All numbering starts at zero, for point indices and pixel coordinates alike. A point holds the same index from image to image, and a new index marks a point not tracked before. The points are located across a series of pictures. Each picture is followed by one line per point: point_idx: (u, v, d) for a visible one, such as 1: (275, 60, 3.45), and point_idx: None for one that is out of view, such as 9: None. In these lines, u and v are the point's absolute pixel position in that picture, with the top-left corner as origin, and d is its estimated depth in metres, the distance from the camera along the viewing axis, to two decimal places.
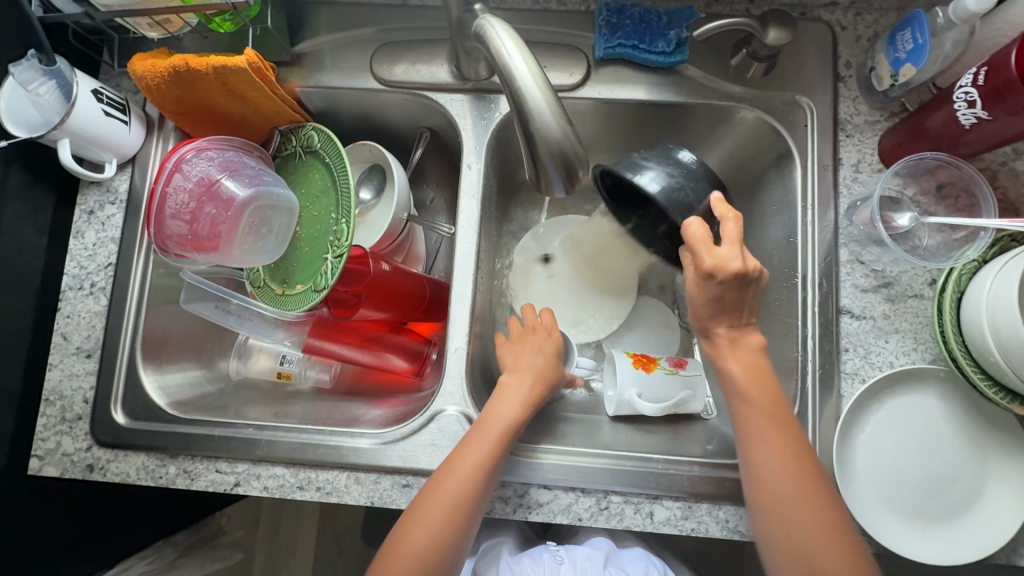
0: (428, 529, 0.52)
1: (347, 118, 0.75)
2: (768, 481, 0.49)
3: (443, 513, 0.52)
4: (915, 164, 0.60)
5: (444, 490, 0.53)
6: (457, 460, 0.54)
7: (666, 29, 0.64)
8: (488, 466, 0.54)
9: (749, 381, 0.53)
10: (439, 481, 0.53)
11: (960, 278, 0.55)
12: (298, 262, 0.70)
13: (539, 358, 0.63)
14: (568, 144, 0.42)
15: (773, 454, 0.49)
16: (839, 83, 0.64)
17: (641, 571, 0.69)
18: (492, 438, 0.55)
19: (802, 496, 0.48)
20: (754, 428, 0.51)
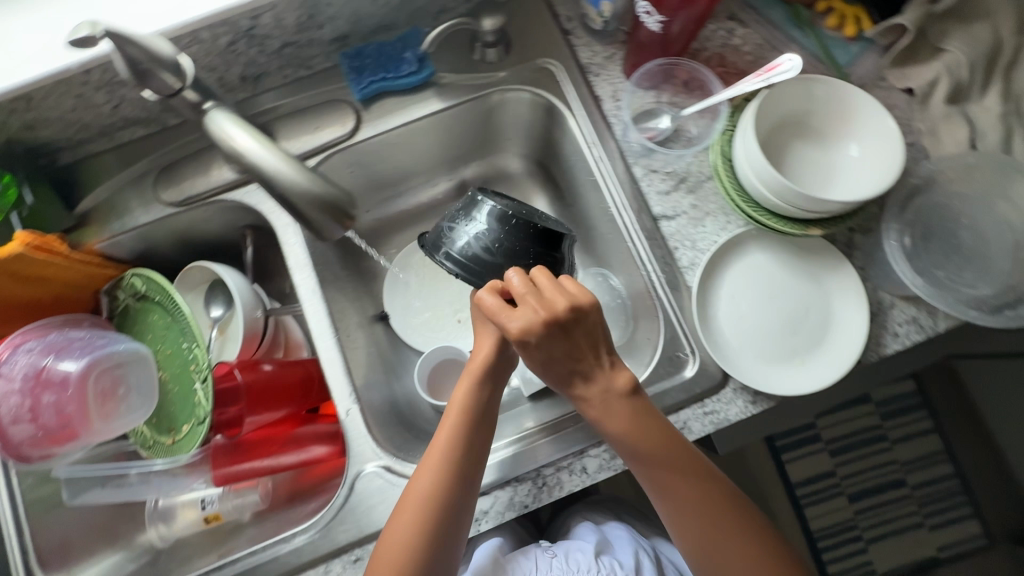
0: (401, 553, 0.51)
1: (166, 250, 0.75)
2: (703, 511, 0.53)
3: (410, 535, 0.51)
4: (650, 74, 0.68)
5: (399, 528, 0.52)
6: (412, 491, 0.54)
7: (403, 54, 0.69)
8: (448, 478, 0.53)
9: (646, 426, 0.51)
10: (402, 507, 0.53)
11: (723, 148, 0.62)
12: (177, 403, 0.70)
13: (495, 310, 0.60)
14: (325, 192, 0.46)
15: (685, 475, 0.53)
16: (569, 35, 0.71)
17: (632, 556, 0.82)
18: (443, 459, 0.54)
19: (673, 474, 0.53)
20: (672, 478, 0.53)
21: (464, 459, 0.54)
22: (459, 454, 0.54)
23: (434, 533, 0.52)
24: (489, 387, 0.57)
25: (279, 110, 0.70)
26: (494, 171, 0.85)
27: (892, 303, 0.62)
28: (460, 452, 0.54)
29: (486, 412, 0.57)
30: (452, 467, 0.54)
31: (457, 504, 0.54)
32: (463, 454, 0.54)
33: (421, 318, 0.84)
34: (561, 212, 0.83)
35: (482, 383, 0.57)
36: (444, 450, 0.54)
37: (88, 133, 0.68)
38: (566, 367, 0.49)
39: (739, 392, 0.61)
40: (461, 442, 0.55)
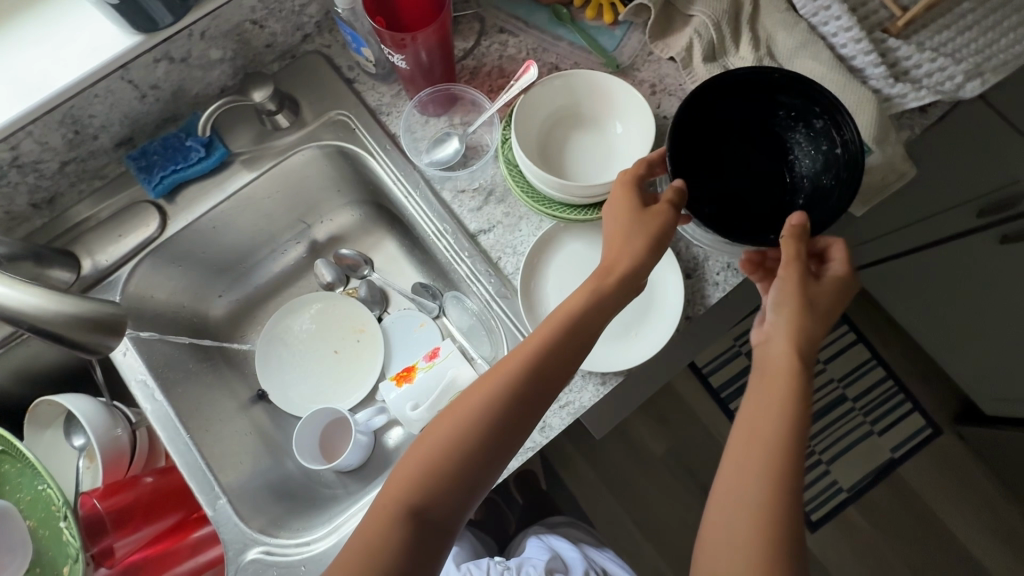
0: (411, 479, 0.49)
1: (8, 393, 0.73)
2: (742, 486, 0.46)
3: (430, 463, 0.49)
4: (431, 100, 0.70)
5: (419, 453, 0.50)
6: (445, 423, 0.51)
7: (188, 142, 0.69)
8: (491, 420, 0.50)
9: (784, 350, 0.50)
10: (436, 429, 0.51)
11: (505, 156, 0.66)
12: (52, 547, 0.67)
13: (632, 237, 0.54)
14: (84, 311, 0.47)
15: (767, 425, 0.48)
16: (354, 84, 0.73)
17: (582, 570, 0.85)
18: (486, 402, 0.50)
19: (749, 423, 0.49)
20: (752, 423, 0.49)
21: (511, 419, 0.50)
22: (513, 402, 0.50)
23: (450, 473, 0.49)
24: (569, 351, 0.52)
25: (83, 224, 0.70)
26: (338, 224, 0.88)
27: (704, 256, 0.66)
28: (512, 400, 0.50)
29: (559, 374, 0.52)
30: (499, 412, 0.50)
31: (487, 455, 0.50)
32: (513, 405, 0.50)
33: (296, 387, 0.83)
34: (409, 245, 0.86)
35: (566, 334, 0.52)
36: (496, 396, 0.50)
37: None
38: (819, 304, 0.52)
39: (585, 378, 0.63)
40: (513, 404, 0.50)
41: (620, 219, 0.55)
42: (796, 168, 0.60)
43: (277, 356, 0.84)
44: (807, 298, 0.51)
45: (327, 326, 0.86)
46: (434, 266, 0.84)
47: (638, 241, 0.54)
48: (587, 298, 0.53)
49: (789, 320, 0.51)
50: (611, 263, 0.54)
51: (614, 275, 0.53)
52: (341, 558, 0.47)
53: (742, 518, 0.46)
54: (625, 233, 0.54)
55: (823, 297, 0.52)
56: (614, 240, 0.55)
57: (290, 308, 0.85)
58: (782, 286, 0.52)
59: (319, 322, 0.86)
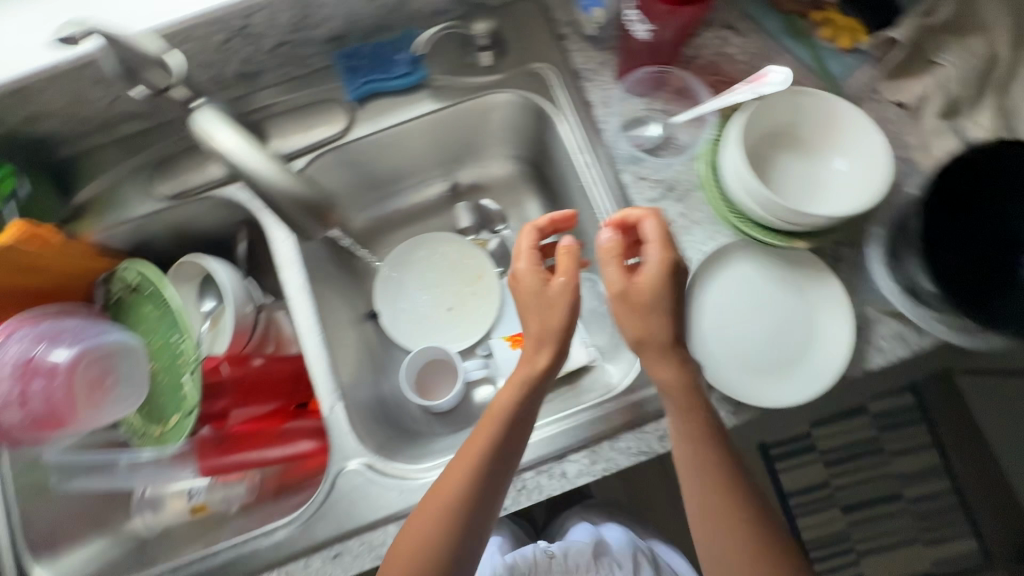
0: (418, 547, 0.51)
1: (160, 243, 0.76)
2: (710, 512, 0.54)
3: (435, 528, 0.51)
4: (643, 80, 0.69)
5: (410, 537, 0.52)
6: (409, 531, 0.52)
7: (397, 55, 0.69)
8: (479, 478, 0.52)
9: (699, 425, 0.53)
10: (433, 497, 0.53)
11: (709, 157, 0.62)
12: (167, 394, 0.71)
13: (649, 283, 0.52)
14: (308, 194, 0.48)
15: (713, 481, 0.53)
16: (563, 41, 0.71)
17: (631, 557, 0.83)
18: (461, 481, 0.52)
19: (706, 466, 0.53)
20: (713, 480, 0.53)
21: (494, 466, 0.53)
22: (494, 460, 0.53)
23: (442, 547, 0.51)
24: (514, 416, 0.54)
25: (274, 107, 0.71)
26: (487, 174, 0.87)
27: (877, 317, 0.62)
28: (497, 455, 0.53)
29: (520, 427, 0.54)
30: (483, 471, 0.52)
31: (475, 511, 0.52)
32: (498, 458, 0.53)
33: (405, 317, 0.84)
34: (552, 215, 0.85)
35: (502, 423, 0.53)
36: (479, 455, 0.52)
37: (89, 126, 0.70)
38: (654, 303, 0.52)
39: (719, 402, 0.61)
40: (486, 461, 0.53)
41: (568, 275, 0.55)
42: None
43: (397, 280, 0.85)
44: (670, 374, 0.52)
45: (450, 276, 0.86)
46: None
47: (616, 262, 0.54)
48: (548, 354, 0.55)
49: (675, 387, 0.52)
50: (543, 335, 0.54)
51: (541, 352, 0.54)
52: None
53: (710, 529, 0.53)
54: (530, 308, 0.55)
55: (640, 300, 0.52)
56: (542, 318, 0.54)
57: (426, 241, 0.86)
58: (628, 316, 0.53)
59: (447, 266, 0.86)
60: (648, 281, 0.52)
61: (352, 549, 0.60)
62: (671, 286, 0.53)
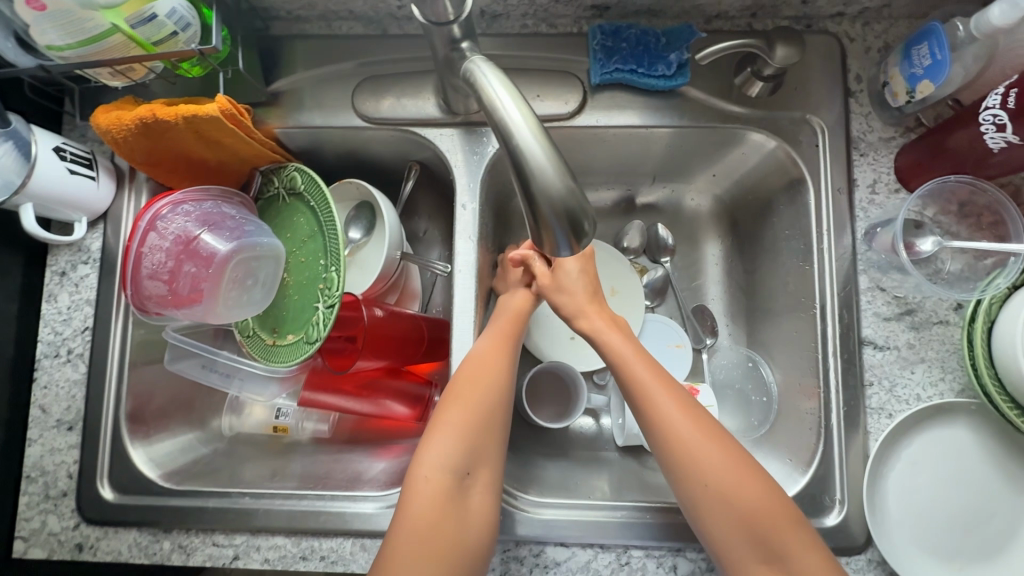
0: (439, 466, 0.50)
1: (331, 155, 0.71)
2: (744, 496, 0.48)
3: (449, 447, 0.51)
4: (938, 186, 0.56)
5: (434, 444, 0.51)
6: (433, 434, 0.52)
7: (665, 51, 0.59)
8: (483, 393, 0.53)
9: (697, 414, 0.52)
10: (441, 421, 0.52)
11: (989, 307, 0.51)
12: (292, 311, 0.67)
13: (574, 270, 0.62)
14: (572, 201, 0.39)
15: (733, 465, 0.49)
16: (849, 98, 0.60)
17: None
18: (491, 394, 0.53)
19: (727, 452, 0.49)
20: (730, 465, 0.49)
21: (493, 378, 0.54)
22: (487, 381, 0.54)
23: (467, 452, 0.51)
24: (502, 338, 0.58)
25: (503, 58, 0.63)
26: (676, 199, 0.77)
27: None
28: (490, 379, 0.54)
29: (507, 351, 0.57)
30: (488, 387, 0.54)
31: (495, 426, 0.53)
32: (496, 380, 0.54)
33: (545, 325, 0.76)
34: (731, 271, 0.75)
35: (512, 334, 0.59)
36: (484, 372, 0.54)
37: (310, 12, 0.63)
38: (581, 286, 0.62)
39: (873, 566, 0.54)
40: (505, 372, 0.55)
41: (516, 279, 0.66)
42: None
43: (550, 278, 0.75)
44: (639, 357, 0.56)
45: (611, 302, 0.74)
46: (743, 308, 0.73)
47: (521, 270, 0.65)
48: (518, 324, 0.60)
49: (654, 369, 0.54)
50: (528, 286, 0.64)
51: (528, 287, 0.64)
52: (388, 554, 0.46)
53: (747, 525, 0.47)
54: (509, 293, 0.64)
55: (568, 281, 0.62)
56: (510, 275, 0.67)
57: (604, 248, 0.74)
58: (568, 295, 0.61)
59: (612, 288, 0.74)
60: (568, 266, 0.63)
61: None
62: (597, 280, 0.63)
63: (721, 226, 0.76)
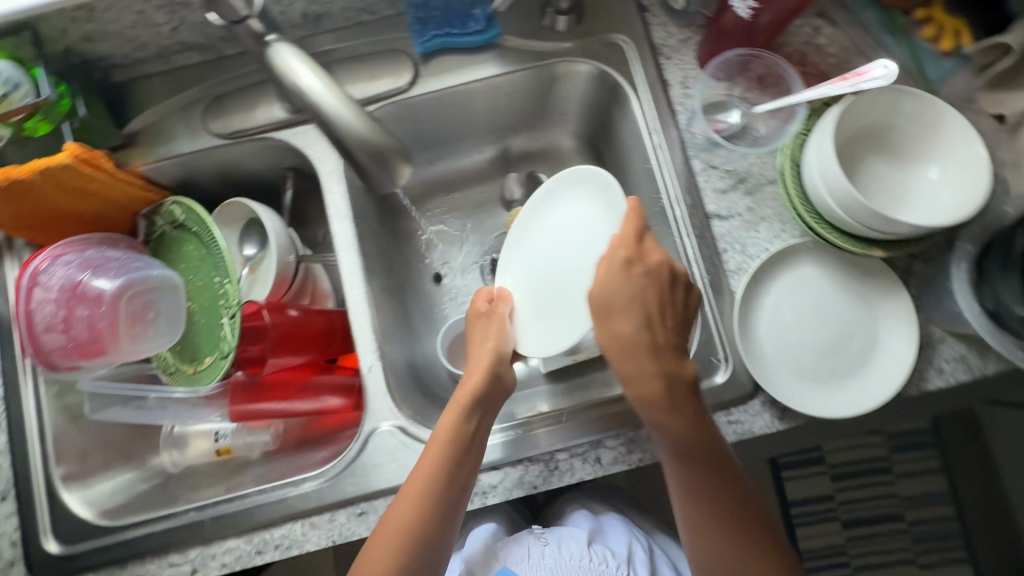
0: None
1: (207, 181, 0.75)
2: (730, 535, 0.52)
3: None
4: (727, 65, 0.64)
5: (396, 512, 0.54)
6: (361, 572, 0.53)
7: (471, 10, 0.67)
8: (411, 531, 0.53)
9: (720, 460, 0.52)
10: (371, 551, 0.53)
11: (793, 153, 0.59)
12: (203, 334, 0.70)
13: (635, 321, 0.53)
14: (380, 141, 0.45)
15: (731, 516, 0.52)
16: (645, 13, 0.68)
17: (624, 545, 0.80)
18: (410, 530, 0.53)
19: (726, 486, 0.53)
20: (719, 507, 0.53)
21: (424, 518, 0.53)
22: (423, 513, 0.53)
23: (416, 528, 0.53)
24: (448, 469, 0.54)
25: (339, 52, 0.69)
26: (542, 146, 0.83)
27: (942, 338, 0.60)
28: (421, 509, 0.53)
29: (452, 481, 0.54)
30: (417, 523, 0.53)
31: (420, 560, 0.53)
32: (425, 515, 0.53)
33: (543, 309, 0.66)
34: None
35: (454, 467, 0.55)
36: (411, 506, 0.53)
37: (144, 52, 0.67)
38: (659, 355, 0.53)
39: (766, 407, 0.59)
40: (432, 504, 0.53)
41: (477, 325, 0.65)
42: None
43: (538, 247, 0.68)
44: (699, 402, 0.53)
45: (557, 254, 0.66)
46: None
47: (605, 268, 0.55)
48: (483, 373, 0.59)
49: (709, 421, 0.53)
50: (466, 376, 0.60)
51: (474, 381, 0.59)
52: None
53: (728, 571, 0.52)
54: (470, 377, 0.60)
55: (632, 314, 0.54)
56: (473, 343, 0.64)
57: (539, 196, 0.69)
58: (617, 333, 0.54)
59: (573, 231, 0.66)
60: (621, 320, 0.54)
61: (378, 509, 0.60)
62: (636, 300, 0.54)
63: (588, 158, 0.82)
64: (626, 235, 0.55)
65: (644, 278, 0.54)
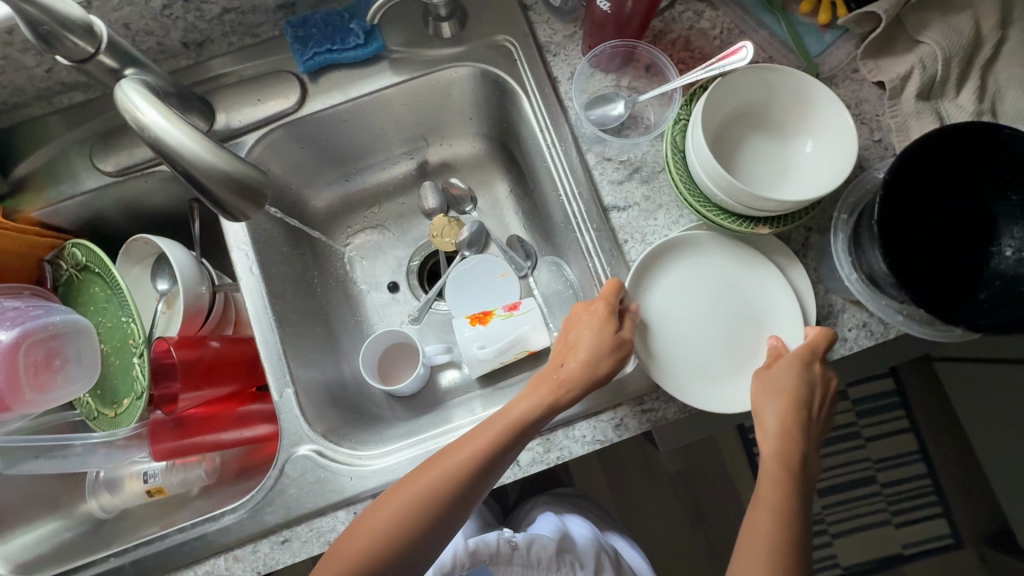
0: (372, 530, 0.53)
1: (111, 221, 0.74)
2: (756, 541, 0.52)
3: (396, 518, 0.53)
4: (607, 56, 0.65)
5: (440, 463, 0.55)
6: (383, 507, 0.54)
7: (349, 24, 0.66)
8: (448, 490, 0.54)
9: (784, 473, 0.54)
10: (397, 492, 0.54)
11: (675, 139, 0.59)
12: (118, 376, 0.69)
13: (803, 377, 0.54)
14: (231, 170, 0.44)
15: (766, 525, 0.53)
16: (529, 12, 0.68)
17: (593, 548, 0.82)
18: (447, 485, 0.54)
19: (776, 484, 0.54)
20: (762, 513, 0.53)
21: (462, 488, 0.54)
22: (461, 475, 0.54)
23: (449, 490, 0.54)
24: (504, 451, 0.55)
25: (228, 78, 0.68)
26: (455, 151, 0.83)
27: (843, 306, 0.60)
28: (465, 472, 0.54)
29: (498, 460, 0.55)
30: (456, 484, 0.54)
31: (436, 524, 0.54)
32: (461, 484, 0.54)
33: (682, 372, 0.58)
34: (521, 197, 0.81)
35: (512, 439, 0.55)
36: (457, 465, 0.54)
37: (24, 96, 0.67)
38: (785, 414, 0.54)
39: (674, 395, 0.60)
40: (476, 478, 0.54)
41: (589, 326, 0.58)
42: (995, 261, 0.47)
43: (668, 313, 0.60)
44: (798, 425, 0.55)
45: (701, 308, 0.60)
46: (539, 225, 0.80)
47: (799, 366, 0.55)
48: (574, 389, 0.56)
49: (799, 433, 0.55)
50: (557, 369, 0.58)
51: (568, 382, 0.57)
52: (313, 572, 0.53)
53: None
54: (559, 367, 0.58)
55: (776, 378, 0.55)
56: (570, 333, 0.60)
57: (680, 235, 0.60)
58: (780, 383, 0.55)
59: (708, 292, 0.60)
60: (764, 403, 0.55)
61: (301, 535, 0.59)
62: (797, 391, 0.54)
63: (502, 159, 0.82)
64: (799, 347, 0.56)
65: (806, 372, 0.55)
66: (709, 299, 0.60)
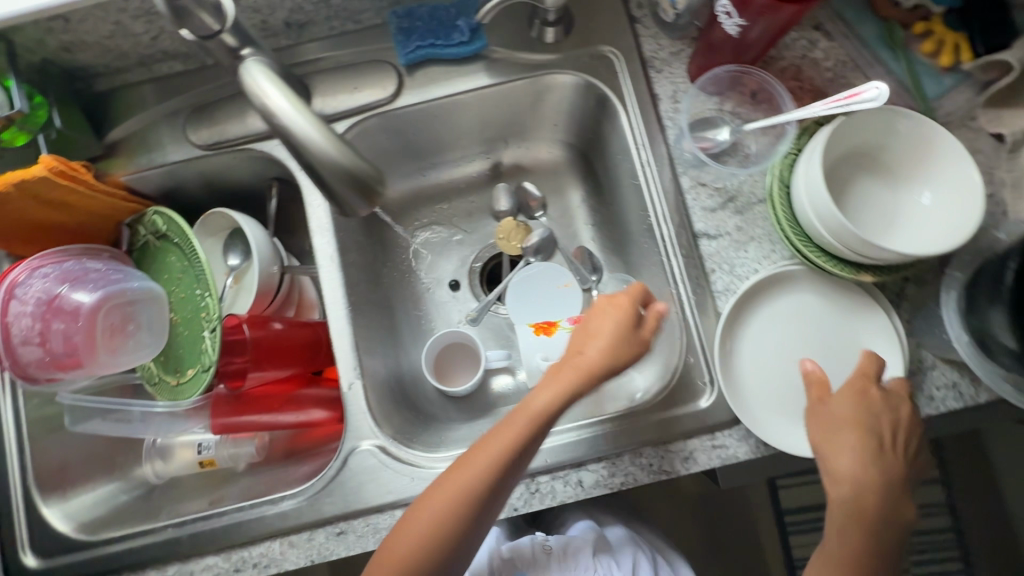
0: (418, 532, 0.51)
1: (189, 191, 0.74)
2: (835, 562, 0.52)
3: (440, 518, 0.50)
4: (717, 80, 0.63)
5: (471, 459, 0.52)
6: (424, 507, 0.51)
7: (456, 20, 0.65)
8: (486, 489, 0.50)
9: (865, 496, 0.52)
10: (436, 490, 0.52)
11: (782, 172, 0.57)
12: (184, 347, 0.68)
13: (879, 409, 0.53)
14: (350, 163, 0.44)
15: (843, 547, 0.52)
16: (636, 24, 0.66)
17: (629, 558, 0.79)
18: (484, 483, 0.50)
19: (857, 510, 0.52)
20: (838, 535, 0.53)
21: (499, 483, 0.51)
22: (496, 472, 0.51)
23: (484, 488, 0.50)
24: (534, 441, 0.52)
25: (325, 62, 0.68)
26: (534, 155, 0.81)
27: (933, 363, 0.58)
28: (497, 467, 0.51)
29: (527, 450, 0.52)
30: (492, 481, 0.51)
31: (477, 524, 0.51)
32: (497, 481, 0.51)
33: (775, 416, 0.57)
34: (596, 209, 0.80)
35: (537, 432, 0.52)
36: (490, 461, 0.51)
37: (126, 61, 0.67)
38: (858, 442, 0.53)
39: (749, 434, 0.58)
40: (510, 470, 0.51)
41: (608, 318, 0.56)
42: None
43: (757, 353, 0.59)
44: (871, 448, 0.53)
45: (790, 353, 0.59)
46: (611, 240, 0.78)
47: (868, 392, 0.54)
48: (596, 378, 0.54)
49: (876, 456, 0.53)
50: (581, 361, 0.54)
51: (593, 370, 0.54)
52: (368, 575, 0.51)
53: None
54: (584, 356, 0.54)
55: (839, 408, 0.54)
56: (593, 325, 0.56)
57: (774, 273, 0.59)
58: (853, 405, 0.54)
59: (796, 330, 0.59)
60: (837, 419, 0.53)
61: (357, 529, 0.59)
62: (867, 423, 0.53)
63: (580, 169, 0.81)
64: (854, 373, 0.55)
65: (865, 396, 0.54)
66: (801, 342, 0.59)
